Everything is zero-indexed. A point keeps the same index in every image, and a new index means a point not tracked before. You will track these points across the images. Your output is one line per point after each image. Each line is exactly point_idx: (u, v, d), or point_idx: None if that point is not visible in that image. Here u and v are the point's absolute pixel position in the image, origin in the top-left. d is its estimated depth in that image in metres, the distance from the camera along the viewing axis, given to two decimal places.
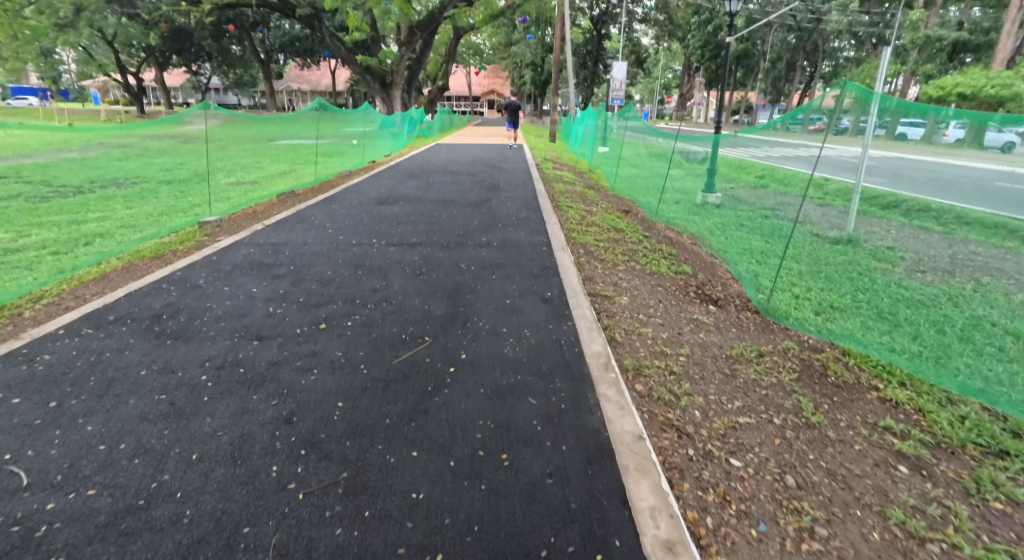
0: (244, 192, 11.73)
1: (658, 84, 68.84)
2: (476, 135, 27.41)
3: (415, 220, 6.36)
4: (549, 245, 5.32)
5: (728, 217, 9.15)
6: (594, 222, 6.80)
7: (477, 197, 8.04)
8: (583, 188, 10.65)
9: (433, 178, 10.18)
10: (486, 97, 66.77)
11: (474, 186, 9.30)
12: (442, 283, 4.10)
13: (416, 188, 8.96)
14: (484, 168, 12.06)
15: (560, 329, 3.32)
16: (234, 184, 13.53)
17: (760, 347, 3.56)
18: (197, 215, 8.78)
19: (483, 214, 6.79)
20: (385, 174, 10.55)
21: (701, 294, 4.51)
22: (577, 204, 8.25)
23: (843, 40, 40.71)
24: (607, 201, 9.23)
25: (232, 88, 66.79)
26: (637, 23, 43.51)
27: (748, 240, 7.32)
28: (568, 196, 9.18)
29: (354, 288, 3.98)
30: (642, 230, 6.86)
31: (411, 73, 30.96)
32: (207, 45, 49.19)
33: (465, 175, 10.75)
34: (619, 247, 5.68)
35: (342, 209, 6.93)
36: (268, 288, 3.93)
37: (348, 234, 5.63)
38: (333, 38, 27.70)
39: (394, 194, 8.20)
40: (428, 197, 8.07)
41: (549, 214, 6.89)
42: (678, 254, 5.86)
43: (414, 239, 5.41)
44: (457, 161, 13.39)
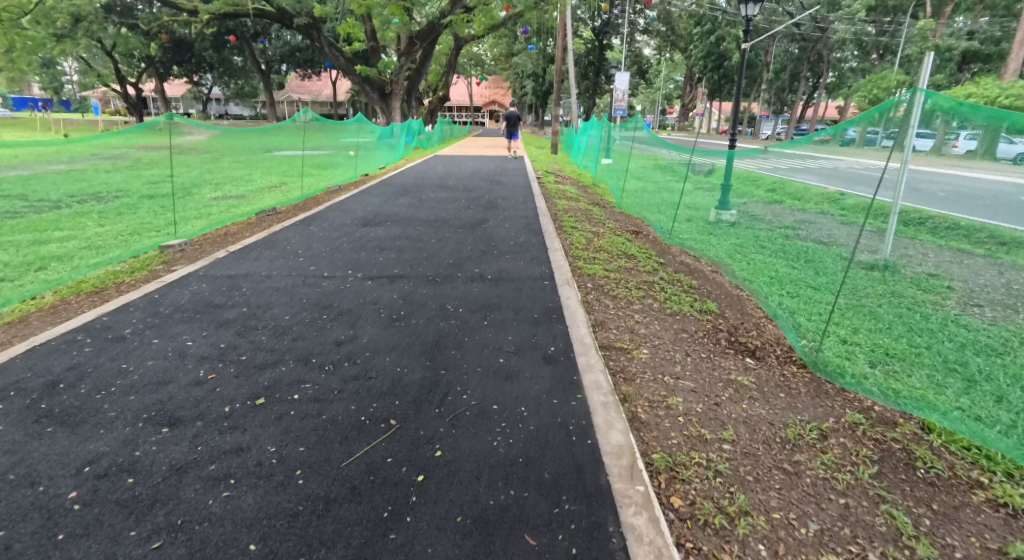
0: (228, 208, 11.07)
1: (660, 95, 68.51)
2: (476, 146, 26.83)
3: (401, 246, 5.64)
4: (553, 278, 4.59)
5: (745, 237, 8.44)
6: (604, 246, 6.10)
7: (472, 217, 7.34)
8: (588, 204, 9.98)
9: (427, 194, 9.50)
10: (487, 108, 66.54)
11: (469, 203, 8.59)
12: (421, 334, 3.36)
13: (407, 205, 8.27)
14: (482, 183, 11.39)
15: (566, 404, 2.58)
16: (221, 199, 12.89)
17: (820, 422, 2.80)
18: (169, 235, 8.09)
19: (477, 238, 6.07)
20: (376, 190, 9.87)
21: (736, 342, 3.76)
22: (583, 224, 7.56)
23: (847, 50, 40.32)
24: (614, 220, 8.55)
25: (234, 99, 66.63)
26: (639, 33, 43.12)
27: (771, 265, 6.60)
28: (571, 214, 8.50)
29: (313, 340, 3.24)
30: (656, 256, 6.14)
31: (411, 83, 30.47)
32: (207, 55, 48.95)
33: (462, 190, 10.06)
34: (633, 279, 4.96)
35: (321, 232, 6.22)
36: (205, 341, 3.20)
37: (321, 263, 4.93)
38: (331, 48, 27.21)
39: (382, 214, 7.50)
40: (418, 217, 7.36)
41: (553, 238, 6.19)
42: (699, 286, 5.13)
43: (396, 271, 4.69)
44: (454, 175, 12.74)
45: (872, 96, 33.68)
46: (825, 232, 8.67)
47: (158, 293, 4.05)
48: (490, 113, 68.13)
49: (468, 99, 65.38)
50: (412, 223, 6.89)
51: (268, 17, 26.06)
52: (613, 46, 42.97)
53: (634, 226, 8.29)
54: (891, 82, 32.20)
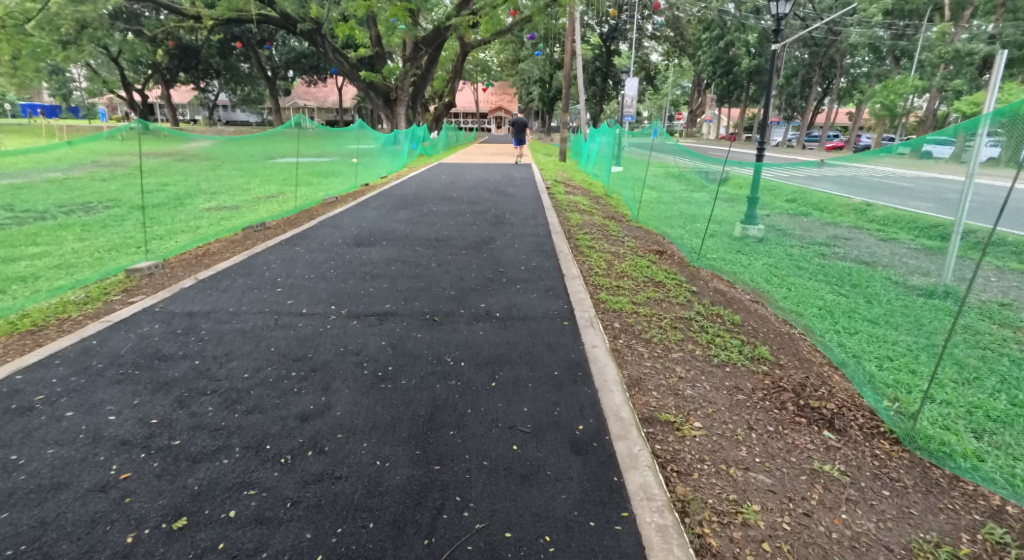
0: (223, 219, 10.55)
1: (667, 100, 67.83)
2: (482, 153, 26.22)
3: (397, 272, 4.93)
4: (573, 316, 3.87)
5: (776, 256, 7.68)
6: (626, 272, 5.39)
7: (477, 235, 6.64)
8: (603, 218, 9.30)
9: (428, 207, 8.82)
10: (494, 114, 66.28)
11: (474, 218, 7.88)
12: (411, 403, 2.63)
13: (406, 221, 7.61)
14: (488, 193, 10.71)
15: (609, 530, 1.83)
16: (215, 210, 12.37)
17: (954, 545, 2.04)
18: (148, 252, 7.45)
19: (483, 261, 5.38)
20: (375, 203, 9.22)
21: (807, 406, 3.00)
22: (600, 242, 6.85)
23: (861, 55, 39.58)
24: (631, 236, 7.85)
25: (241, 105, 66.66)
26: (648, 38, 42.54)
27: (814, 291, 5.86)
28: (584, 229, 7.80)
29: (273, 412, 2.52)
30: (685, 281, 5.43)
31: (417, 90, 29.96)
32: (214, 62, 48.89)
33: (466, 203, 9.38)
34: (665, 315, 4.23)
35: (307, 255, 5.54)
36: (132, 415, 2.47)
37: (301, 296, 4.23)
38: (336, 54, 26.75)
39: (377, 231, 6.83)
40: (416, 234, 6.66)
41: (569, 260, 5.48)
42: (741, 322, 4.41)
43: (389, 307, 3.99)
44: (458, 185, 12.09)
45: (888, 102, 33.14)
46: (865, 250, 7.89)
47: (97, 337, 3.35)
48: (496, 120, 67.80)
49: (474, 105, 65.09)
50: (410, 242, 6.23)
51: (273, 23, 25.42)
52: (620, 52, 42.46)
53: (654, 242, 7.61)
54: (907, 86, 31.44)
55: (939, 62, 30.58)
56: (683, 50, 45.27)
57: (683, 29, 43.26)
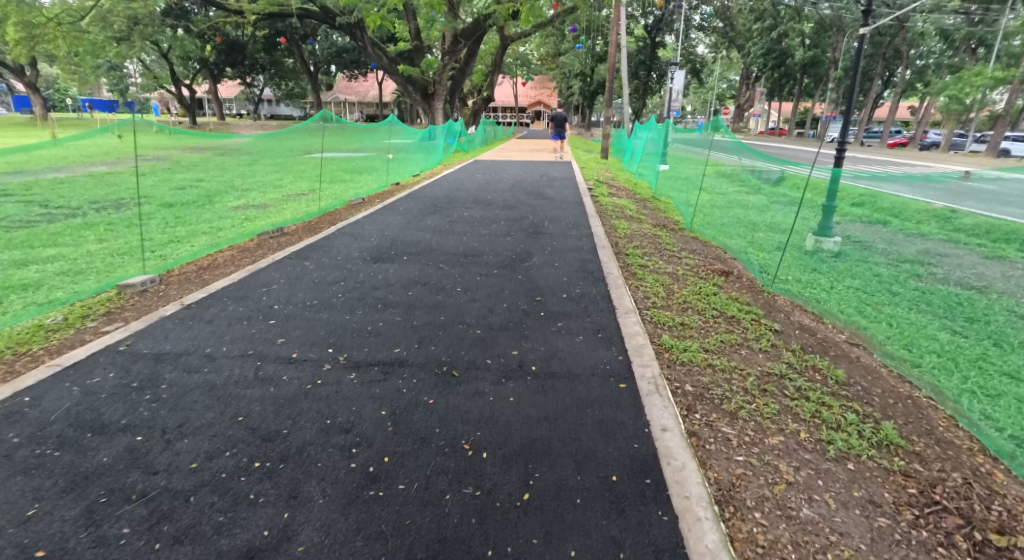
0: (252, 218, 10.25)
1: (712, 94, 65.20)
2: (520, 149, 25.37)
3: (414, 301, 4.16)
4: (632, 374, 2.99)
5: (860, 276, 6.56)
6: (692, 302, 4.47)
7: (512, 249, 5.83)
8: (653, 226, 8.31)
9: (459, 213, 8.07)
10: (532, 108, 65.34)
11: (509, 227, 7.08)
12: (406, 534, 1.83)
13: (433, 229, 6.87)
14: (525, 196, 9.89)
15: None
16: (244, 208, 12.11)
17: None
18: (160, 260, 6.95)
19: (516, 285, 4.57)
20: (402, 207, 8.54)
21: (986, 546, 2.03)
22: (655, 259, 5.92)
23: (929, 44, 36.70)
24: (687, 249, 6.86)
25: (284, 100, 67.81)
26: (695, 30, 40.75)
27: (921, 328, 4.77)
28: (635, 240, 6.87)
29: (209, 545, 1.77)
30: (763, 315, 4.46)
31: (454, 84, 29.38)
32: (259, 57, 49.72)
33: (500, 207, 8.60)
34: (750, 371, 3.30)
35: (316, 273, 4.85)
36: (15, 541, 1.75)
37: (295, 333, 3.51)
38: (375, 48, 26.45)
39: (400, 242, 6.12)
40: (443, 247, 5.91)
41: (621, 286, 4.60)
42: (845, 378, 3.43)
43: (398, 353, 3.21)
44: (494, 186, 11.32)
45: (961, 96, 30.61)
46: (970, 270, 6.67)
47: (33, 392, 2.69)
48: (534, 114, 66.78)
49: (513, 100, 64.30)
50: (436, 257, 5.47)
51: (313, 17, 25.48)
52: (665, 44, 40.78)
53: (715, 257, 6.61)
54: (984, 78, 28.83)
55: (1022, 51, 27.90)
56: (733, 41, 43.16)
57: (733, 19, 41.16)
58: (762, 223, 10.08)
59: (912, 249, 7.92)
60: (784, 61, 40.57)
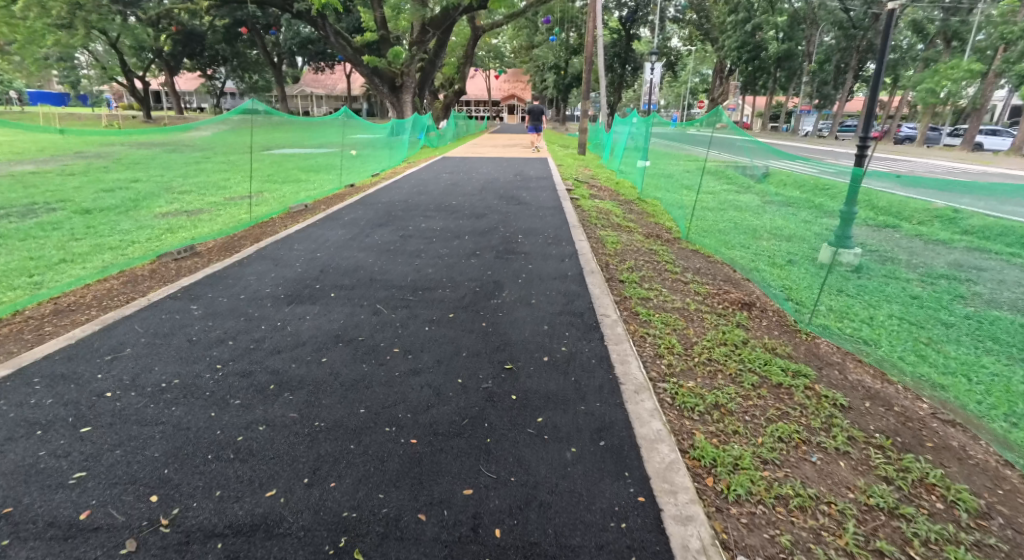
0: (187, 226, 8.97)
1: (687, 87, 64.51)
2: (493, 144, 24.02)
3: (327, 375, 2.85)
4: (666, 549, 1.75)
5: (896, 300, 5.45)
6: (720, 362, 3.25)
7: (474, 278, 4.54)
8: (644, 236, 7.13)
9: (416, 225, 6.74)
10: (506, 102, 63.94)
11: (475, 244, 5.81)
12: None
13: (380, 248, 5.55)
14: (496, 201, 8.62)
15: None
16: (177, 213, 10.69)
17: None
18: (31, 291, 5.46)
19: (477, 341, 3.28)
20: (349, 216, 7.16)
21: None
22: (658, 288, 4.73)
23: (901, 37, 36.73)
24: (691, 269, 5.69)
25: (248, 93, 64.94)
26: (670, 22, 39.85)
27: (1011, 381, 3.63)
28: (628, 259, 5.68)
29: None
30: (817, 378, 3.26)
31: (424, 75, 27.87)
32: (220, 48, 47.23)
33: (466, 216, 7.30)
34: (847, 508, 2.07)
35: (202, 324, 3.49)
36: None
37: (111, 456, 2.15)
38: (338, 37, 24.72)
39: (334, 269, 4.79)
40: (389, 275, 4.61)
41: (621, 340, 3.39)
42: (980, 506, 2.22)
43: (270, 506, 1.91)
44: (461, 188, 10.00)
45: (936, 89, 30.49)
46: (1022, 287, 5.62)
47: None
48: (508, 108, 65.19)
49: (486, 93, 62.77)
50: (375, 293, 4.15)
51: None
52: (640, 36, 39.78)
53: (725, 279, 5.48)
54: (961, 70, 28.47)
55: (999, 41, 27.55)
56: (708, 34, 42.33)
57: (707, 11, 40.23)
58: (764, 230, 9.05)
59: (939, 259, 6.88)
60: (759, 54, 38.58)
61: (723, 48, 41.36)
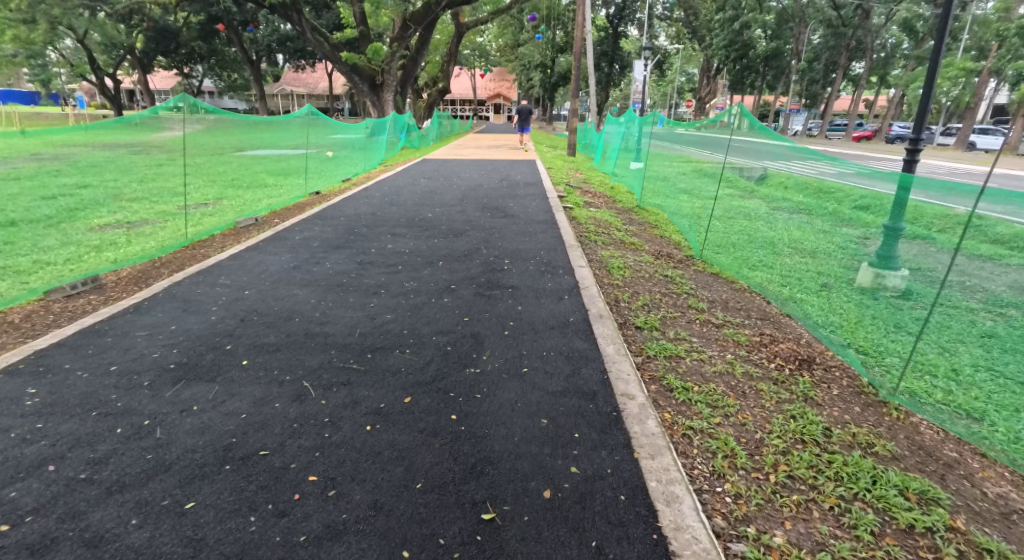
0: (120, 242, 7.74)
1: (674, 86, 63.81)
2: (479, 146, 22.88)
3: (181, 553, 1.67)
4: None
5: (970, 341, 4.43)
6: (810, 485, 2.16)
7: (445, 331, 3.41)
8: (655, 257, 6.07)
9: (380, 246, 5.60)
10: (492, 101, 62.81)
11: (451, 274, 4.67)
12: None
13: (329, 281, 4.41)
14: (478, 213, 7.51)
15: None
16: (117, 225, 9.44)
17: None
18: None
19: (441, 459, 2.14)
20: (301, 235, 5.99)
21: None
22: (685, 337, 3.64)
23: (889, 35, 36.34)
24: (717, 303, 4.61)
25: (227, 92, 62.98)
26: (658, 20, 39.08)
27: None
28: (640, 291, 4.60)
29: None
30: (954, 505, 2.17)
31: (405, 73, 26.66)
32: (196, 45, 45.50)
33: (442, 234, 6.17)
34: None
35: (25, 427, 2.30)
36: None
37: None
38: (315, 32, 23.44)
39: (263, 316, 3.62)
40: (333, 327, 3.46)
41: (660, 447, 2.28)
42: None
43: None
44: (439, 196, 8.88)
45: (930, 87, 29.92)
46: None
47: None
48: (493, 107, 63.93)
49: (471, 92, 61.56)
50: (307, 359, 2.99)
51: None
52: (628, 34, 38.94)
53: (761, 317, 4.40)
54: (955, 68, 27.91)
55: (993, 39, 27.10)
56: (696, 32, 41.59)
57: (696, 8, 39.33)
58: (782, 242, 8.10)
59: None
60: (747, 53, 37.48)
61: (710, 46, 40.70)
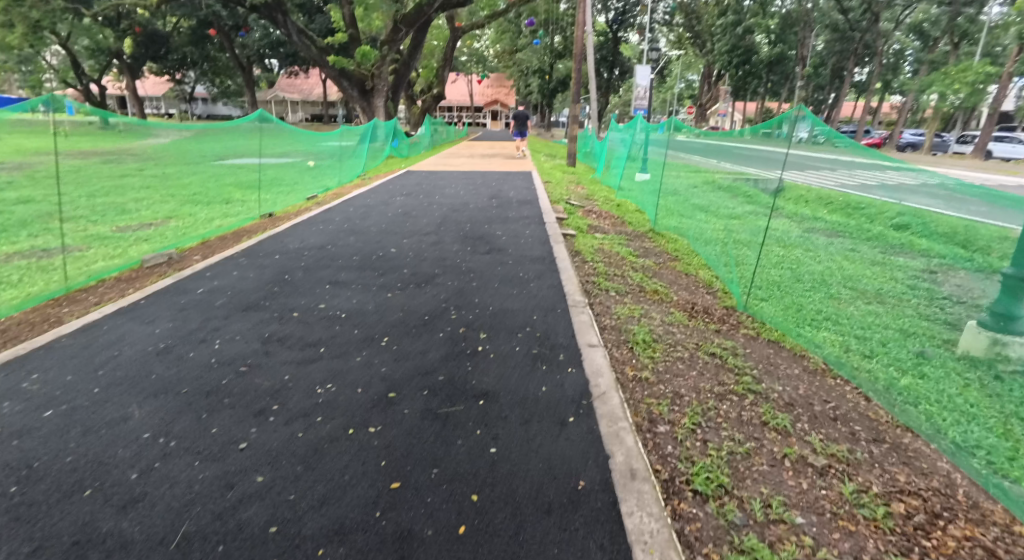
0: (10, 279, 6.14)
1: (674, 93, 62.73)
2: (473, 155, 21.40)
3: None
4: None
5: None
6: None
7: (345, 532, 1.82)
8: (688, 316, 4.48)
9: (309, 306, 4.02)
10: (489, 108, 61.54)
11: (395, 365, 3.08)
12: None
13: (200, 384, 2.81)
14: (456, 245, 5.95)
15: None
16: (31, 253, 7.86)
17: None
18: None
19: None
20: (212, 286, 4.43)
21: None
22: (784, 518, 2.05)
23: (901, 40, 34.96)
24: (800, 411, 3.01)
25: (220, 99, 61.66)
26: (659, 24, 37.94)
27: None
28: (682, 393, 3.01)
29: None
30: None
31: (398, 78, 25.13)
32: (188, 51, 44.15)
33: (402, 283, 4.60)
34: None
35: None
36: None
37: None
38: (301, 35, 21.84)
39: (29, 484, 2.02)
40: (141, 518, 1.87)
41: None
42: None
43: None
44: (413, 221, 7.33)
45: (944, 93, 28.55)
46: None
47: None
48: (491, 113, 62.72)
49: (468, 99, 60.28)
50: None
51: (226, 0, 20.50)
52: (629, 38, 37.67)
53: (874, 440, 2.81)
54: (973, 73, 26.57)
55: (1014, 43, 25.83)
56: (698, 37, 40.39)
57: (698, 12, 37.93)
58: (834, 279, 6.54)
59: None
60: (750, 58, 36.29)
61: (712, 52, 39.54)
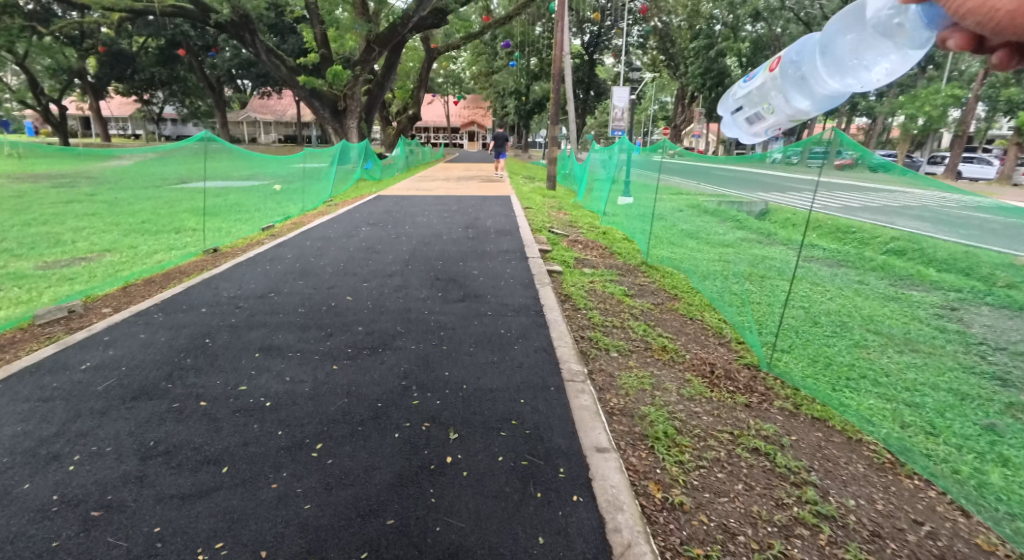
0: None
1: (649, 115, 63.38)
2: (448, 177, 20.59)
3: None
4: None
5: None
6: None
7: None
8: (708, 385, 3.64)
9: (223, 387, 3.08)
10: (466, 129, 61.18)
11: (323, 497, 2.15)
12: None
13: (17, 550, 1.86)
14: (424, 290, 5.07)
15: None
16: None
17: None
18: None
19: None
20: (105, 358, 3.45)
21: None
22: None
23: None
24: (896, 550, 2.17)
25: (189, 119, 59.99)
26: (633, 48, 38.13)
27: None
28: (734, 530, 2.14)
29: None
30: None
31: (371, 98, 24.28)
32: (154, 71, 42.68)
33: (352, 347, 3.67)
34: None
35: None
36: None
37: None
38: (269, 55, 20.80)
39: None
40: None
41: None
42: None
43: None
44: (376, 257, 6.44)
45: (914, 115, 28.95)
46: None
47: None
48: (468, 134, 62.38)
49: (444, 120, 59.83)
50: None
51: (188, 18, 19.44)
52: (604, 61, 37.74)
53: None
54: (941, 96, 26.99)
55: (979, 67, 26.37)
56: (672, 60, 40.76)
57: (672, 35, 38.31)
58: (853, 319, 5.82)
59: None
60: (723, 81, 36.50)
61: (686, 75, 39.91)
